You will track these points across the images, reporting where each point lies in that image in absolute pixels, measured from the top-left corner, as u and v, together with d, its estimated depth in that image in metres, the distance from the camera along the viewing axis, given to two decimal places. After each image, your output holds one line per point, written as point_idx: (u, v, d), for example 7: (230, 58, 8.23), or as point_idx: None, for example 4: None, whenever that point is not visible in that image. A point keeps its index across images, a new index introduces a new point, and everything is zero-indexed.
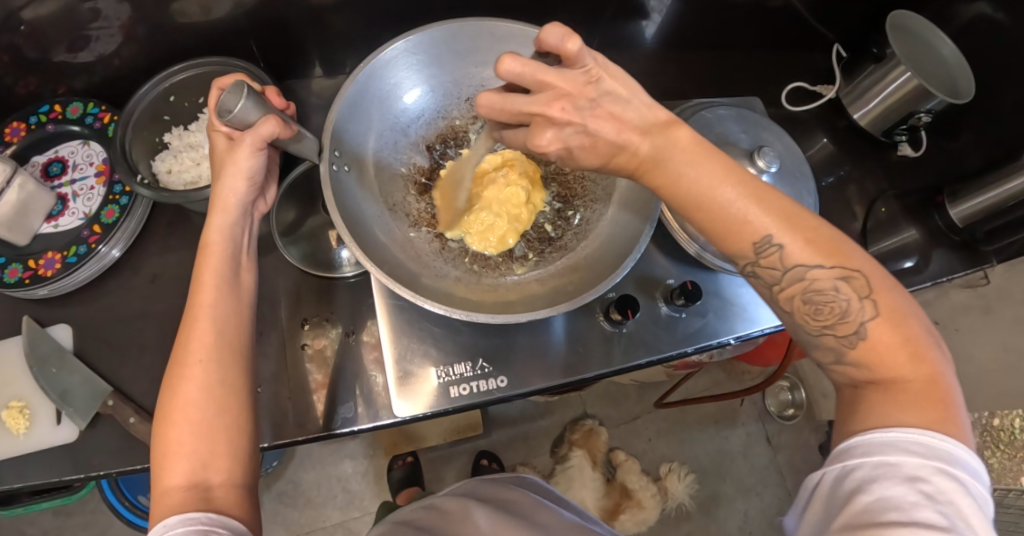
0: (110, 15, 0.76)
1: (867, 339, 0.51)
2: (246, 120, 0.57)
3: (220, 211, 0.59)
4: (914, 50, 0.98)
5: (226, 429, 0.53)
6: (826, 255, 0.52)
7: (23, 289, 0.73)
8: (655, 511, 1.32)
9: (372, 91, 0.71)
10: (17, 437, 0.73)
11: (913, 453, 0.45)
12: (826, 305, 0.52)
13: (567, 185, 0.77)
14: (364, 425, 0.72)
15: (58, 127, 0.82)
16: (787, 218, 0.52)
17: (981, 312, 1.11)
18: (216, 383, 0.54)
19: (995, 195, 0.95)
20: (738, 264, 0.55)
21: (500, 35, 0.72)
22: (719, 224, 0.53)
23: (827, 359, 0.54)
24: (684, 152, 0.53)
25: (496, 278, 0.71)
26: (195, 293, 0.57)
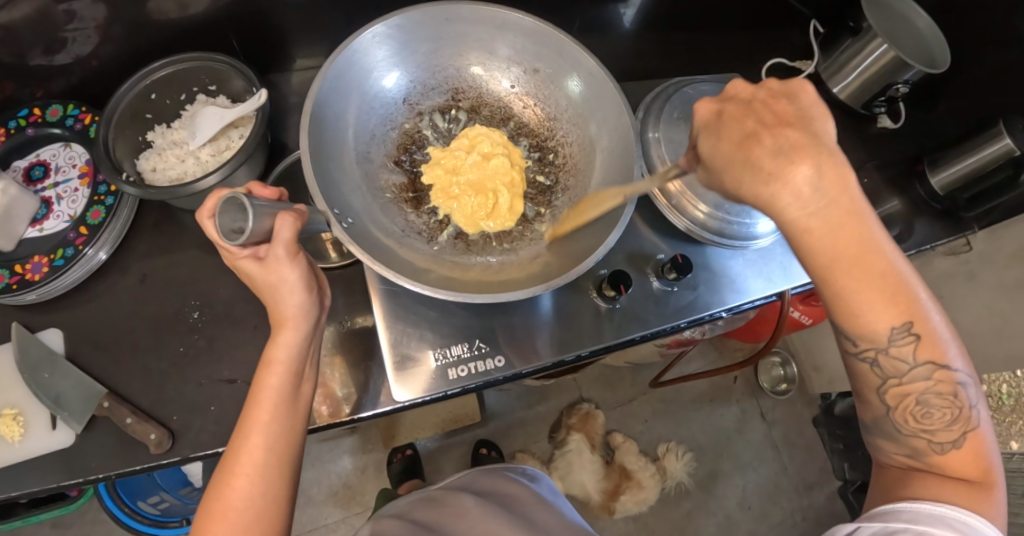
0: (84, 16, 0.75)
1: (961, 449, 0.53)
2: (262, 231, 0.55)
3: (288, 329, 0.60)
4: (889, 22, 1.00)
5: (264, 533, 0.56)
6: (939, 358, 0.53)
7: (10, 294, 0.72)
8: (654, 491, 1.34)
9: (324, 133, 0.68)
10: (12, 444, 0.72)
11: (957, 529, 0.49)
12: (938, 411, 0.54)
13: (534, 132, 0.79)
14: (363, 413, 0.72)
15: (37, 131, 0.81)
16: (911, 311, 0.53)
17: (965, 279, 1.14)
18: (262, 493, 0.57)
19: (973, 161, 0.96)
20: (857, 345, 0.55)
21: (411, 26, 0.72)
22: (853, 306, 0.53)
23: (897, 450, 0.57)
24: (835, 199, 0.51)
25: (531, 245, 0.72)
26: (252, 406, 0.59)
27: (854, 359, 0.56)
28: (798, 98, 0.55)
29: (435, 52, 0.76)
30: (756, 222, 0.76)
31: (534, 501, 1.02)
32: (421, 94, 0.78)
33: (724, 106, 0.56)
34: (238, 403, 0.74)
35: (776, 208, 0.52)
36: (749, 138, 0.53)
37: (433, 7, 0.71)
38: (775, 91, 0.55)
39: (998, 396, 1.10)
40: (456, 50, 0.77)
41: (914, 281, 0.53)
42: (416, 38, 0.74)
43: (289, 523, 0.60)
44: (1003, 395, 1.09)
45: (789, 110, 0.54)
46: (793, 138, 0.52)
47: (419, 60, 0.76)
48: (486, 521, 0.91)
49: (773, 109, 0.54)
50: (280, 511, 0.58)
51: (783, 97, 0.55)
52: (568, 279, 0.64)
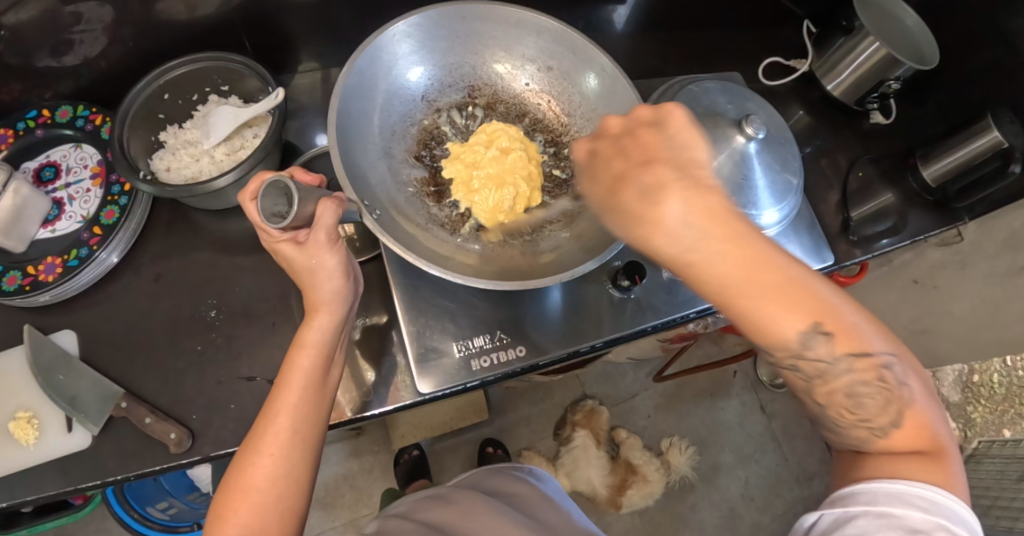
0: (92, 18, 0.76)
1: (903, 427, 0.49)
2: (305, 215, 0.57)
3: (323, 313, 0.62)
4: (880, 20, 1.03)
5: (278, 516, 0.56)
6: (861, 346, 0.49)
7: (24, 296, 0.72)
8: (660, 484, 1.35)
9: (349, 129, 0.70)
10: (27, 448, 0.71)
11: (916, 507, 0.46)
12: (870, 398, 0.49)
13: (550, 129, 0.81)
14: (384, 409, 0.73)
15: (48, 132, 0.80)
16: (815, 312, 0.48)
17: (958, 268, 1.17)
18: (284, 472, 0.57)
19: (963, 154, 1.00)
20: (774, 356, 0.50)
21: (427, 24, 0.74)
22: (755, 320, 0.48)
23: (847, 445, 0.52)
24: (707, 226, 0.48)
25: (551, 236, 0.73)
26: (281, 388, 0.60)
27: (779, 369, 0.52)
28: (667, 126, 0.52)
29: (451, 50, 0.78)
30: None
31: (543, 501, 1.03)
32: (437, 92, 0.79)
33: (598, 142, 0.55)
34: (258, 401, 0.74)
35: (654, 242, 0.48)
36: (618, 181, 0.51)
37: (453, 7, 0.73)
38: (646, 120, 0.53)
39: (988, 384, 1.23)
40: (471, 49, 0.79)
41: (812, 278, 0.49)
42: (433, 37, 0.76)
43: (306, 510, 0.60)
44: (992, 384, 1.23)
45: (652, 145, 0.51)
46: (658, 174, 0.49)
47: (435, 59, 0.78)
48: (494, 520, 0.91)
49: (640, 143, 0.52)
50: (299, 494, 0.58)
51: (654, 125, 0.53)
52: (586, 270, 0.66)
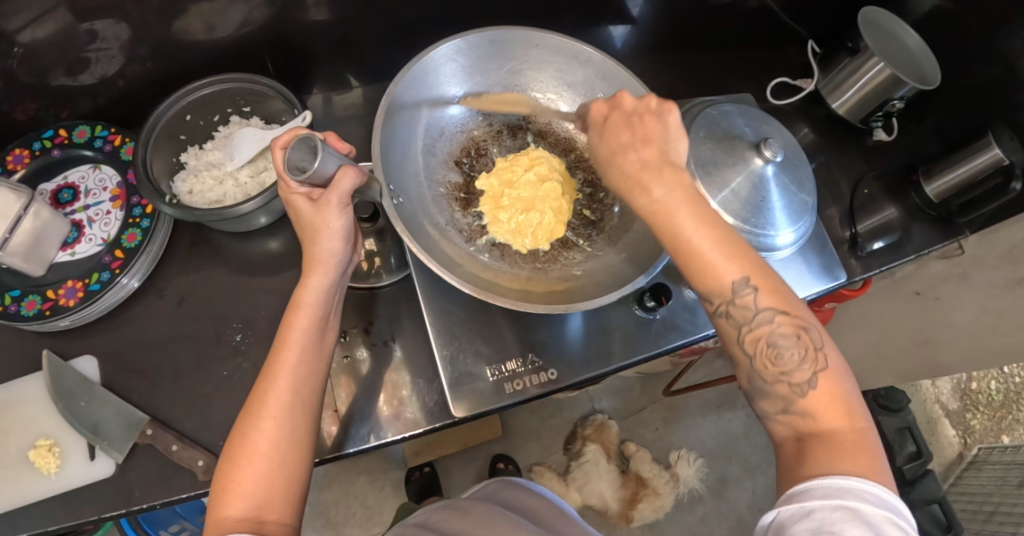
0: (108, 36, 0.75)
1: (818, 388, 0.54)
2: (325, 174, 0.56)
3: (317, 273, 0.59)
4: (884, 41, 1.06)
5: (285, 479, 0.55)
6: (784, 305, 0.56)
7: (44, 321, 0.70)
8: (670, 497, 1.36)
9: (398, 121, 0.72)
10: (48, 477, 0.70)
11: (867, 500, 0.48)
12: (788, 352, 0.55)
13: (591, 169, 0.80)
14: (414, 431, 0.75)
15: (66, 152, 0.79)
16: (749, 268, 0.56)
17: (959, 280, 1.18)
18: (285, 434, 0.56)
19: (965, 169, 1.02)
20: (711, 302, 0.58)
21: (502, 42, 0.76)
22: (698, 261, 0.57)
23: (773, 408, 0.56)
24: (676, 191, 0.56)
25: (562, 270, 0.74)
26: (279, 348, 0.58)
27: (716, 319, 0.58)
28: (668, 118, 0.58)
29: (517, 73, 0.80)
30: (774, 235, 0.83)
31: (558, 513, 1.03)
32: (494, 107, 0.81)
33: (610, 114, 0.61)
34: None
35: (631, 196, 0.58)
36: (619, 150, 0.59)
37: (532, 32, 0.75)
38: (651, 107, 0.59)
39: (985, 391, 1.55)
40: (535, 76, 0.81)
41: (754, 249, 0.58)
42: (503, 57, 0.78)
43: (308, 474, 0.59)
44: (989, 391, 1.54)
45: (644, 121, 0.59)
46: (651, 153, 0.58)
47: (499, 77, 0.80)
48: (507, 525, 0.91)
49: (642, 125, 0.59)
50: (303, 456, 0.57)
51: (657, 115, 0.59)
52: (613, 298, 0.65)
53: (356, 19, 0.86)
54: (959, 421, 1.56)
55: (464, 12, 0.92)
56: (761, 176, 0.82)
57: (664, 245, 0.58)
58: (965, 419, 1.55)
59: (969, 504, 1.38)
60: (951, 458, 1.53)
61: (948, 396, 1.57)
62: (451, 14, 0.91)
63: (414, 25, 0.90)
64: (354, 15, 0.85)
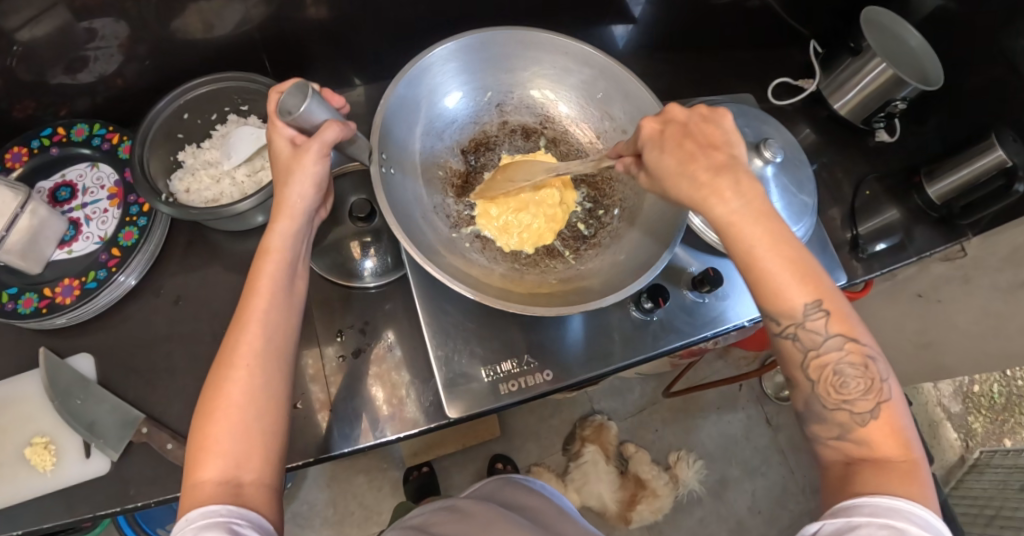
0: (107, 35, 0.75)
1: (879, 419, 0.53)
2: (309, 119, 0.58)
3: (285, 218, 0.60)
4: (886, 41, 1.05)
5: (262, 432, 0.56)
6: (851, 331, 0.55)
7: (41, 319, 0.70)
8: (669, 499, 1.34)
9: (412, 100, 0.74)
10: (44, 475, 0.70)
11: (915, 522, 0.48)
12: (854, 380, 0.54)
13: (597, 186, 0.78)
14: (408, 431, 0.75)
15: (63, 150, 0.79)
16: (818, 290, 0.55)
17: (960, 283, 1.17)
18: (257, 384, 0.56)
19: (967, 171, 1.01)
20: (778, 325, 0.56)
21: (532, 44, 0.76)
22: (769, 282, 0.55)
23: (828, 434, 0.56)
24: (750, 206, 0.55)
25: (539, 275, 0.73)
26: (248, 296, 0.58)
27: (777, 339, 0.57)
28: (722, 123, 0.58)
29: (538, 75, 0.80)
30: None
31: (557, 512, 1.03)
32: (511, 106, 0.82)
33: (666, 127, 0.59)
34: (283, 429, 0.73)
35: (707, 206, 0.55)
36: (689, 158, 0.56)
37: (561, 39, 0.75)
38: (705, 115, 0.58)
39: (988, 395, 1.53)
40: (555, 79, 0.80)
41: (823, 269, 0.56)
42: (524, 59, 0.78)
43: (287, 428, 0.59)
44: (992, 394, 1.53)
45: (708, 126, 0.58)
46: (720, 159, 0.56)
47: (519, 76, 0.80)
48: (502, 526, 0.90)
49: (703, 132, 0.58)
50: (279, 409, 0.57)
51: (713, 121, 0.58)
52: (592, 307, 0.63)
53: (355, 18, 0.86)
54: (961, 424, 1.55)
55: (464, 11, 0.92)
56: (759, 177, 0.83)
57: (731, 259, 0.56)
58: (967, 422, 1.55)
59: (970, 507, 1.37)
60: (952, 461, 1.53)
61: (949, 398, 1.56)
62: (450, 13, 0.91)
63: (413, 24, 0.90)
64: (353, 13, 0.84)
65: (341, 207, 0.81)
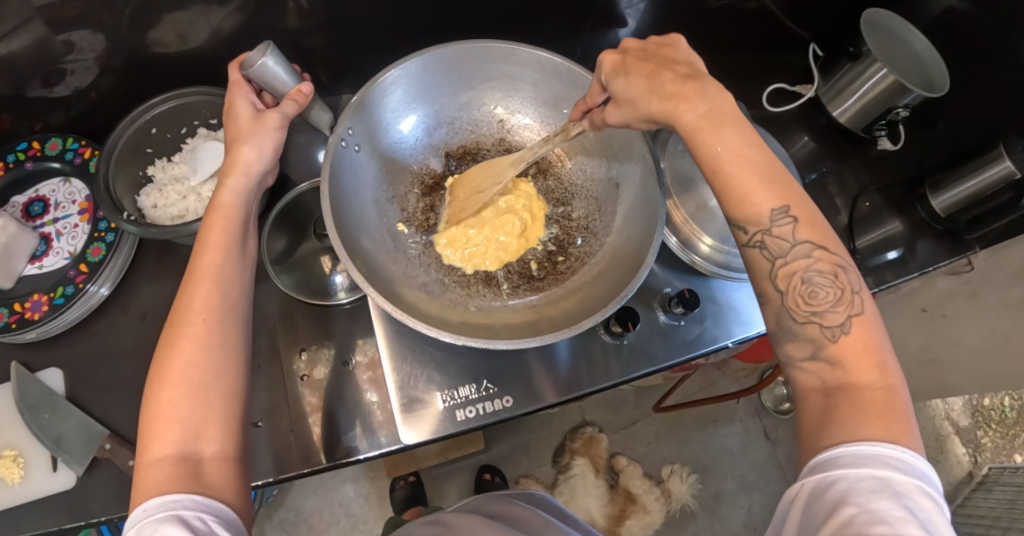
0: (83, 48, 0.75)
1: (849, 333, 0.50)
2: (263, 75, 0.63)
3: (238, 174, 0.62)
4: (888, 46, 1.00)
5: (222, 392, 0.54)
6: (822, 240, 0.53)
7: (10, 334, 0.71)
8: (660, 514, 1.31)
9: (406, 91, 0.73)
10: (13, 487, 0.71)
11: (897, 469, 0.44)
12: (823, 290, 0.52)
13: (569, 232, 0.75)
14: (368, 453, 0.73)
15: (37, 164, 0.79)
16: (786, 190, 0.54)
17: (967, 298, 1.12)
18: (214, 338, 0.55)
19: (975, 183, 0.95)
20: (745, 233, 0.55)
21: (548, 71, 0.74)
22: (736, 185, 0.54)
23: (799, 354, 0.52)
24: (720, 109, 0.56)
25: (462, 296, 0.71)
26: (201, 253, 0.58)
27: (746, 251, 0.55)
28: (679, 46, 0.61)
29: (555, 103, 0.77)
30: None
31: (542, 523, 0.97)
32: (515, 123, 0.80)
33: (626, 56, 0.60)
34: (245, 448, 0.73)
35: (675, 113, 0.56)
36: (655, 73, 0.58)
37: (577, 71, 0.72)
38: (661, 40, 0.61)
39: (999, 409, 1.48)
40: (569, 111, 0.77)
41: (792, 175, 0.55)
42: (541, 83, 0.76)
43: (246, 393, 0.57)
44: (1003, 408, 1.48)
45: (664, 48, 0.61)
46: (683, 72, 0.58)
47: (534, 97, 0.78)
48: None
49: (660, 55, 0.60)
50: (238, 370, 0.56)
51: (668, 46, 0.61)
52: (493, 346, 0.60)
53: (332, 30, 0.85)
54: (970, 438, 1.51)
55: (445, 20, 0.90)
56: None
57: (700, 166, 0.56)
58: (975, 437, 1.50)
59: (976, 526, 1.32)
60: (959, 477, 1.48)
61: (959, 412, 1.51)
62: (430, 20, 0.89)
63: (393, 31, 0.89)
64: (330, 22, 0.83)
65: (311, 224, 0.82)
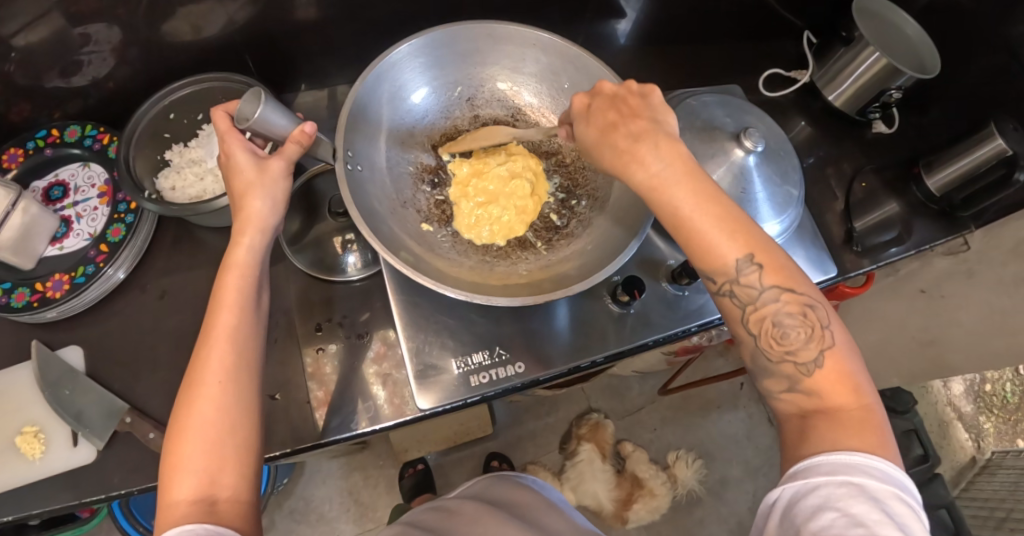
0: (100, 40, 0.77)
1: (824, 367, 0.52)
2: (265, 124, 0.60)
3: (252, 232, 0.60)
4: (880, 31, 1.02)
5: (236, 445, 0.55)
6: (789, 282, 0.54)
7: (32, 312, 0.73)
8: (666, 498, 1.33)
9: (378, 96, 0.74)
10: (33, 462, 0.72)
11: (874, 476, 0.47)
12: (794, 330, 0.53)
13: (570, 175, 0.79)
14: (386, 423, 0.76)
15: (57, 151, 0.82)
16: (744, 237, 0.55)
17: (965, 277, 1.13)
18: (229, 397, 0.55)
19: (967, 162, 0.98)
20: (715, 284, 0.56)
21: (497, 37, 0.77)
22: (701, 241, 0.55)
23: (777, 387, 0.55)
24: (674, 164, 0.56)
25: (510, 265, 0.73)
26: (216, 313, 0.57)
27: (718, 298, 0.57)
28: (651, 98, 0.60)
29: (509, 69, 0.81)
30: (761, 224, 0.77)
31: (544, 505, 1.00)
32: (483, 101, 0.83)
33: (594, 100, 0.62)
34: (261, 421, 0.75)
35: (628, 171, 0.57)
36: (611, 126, 0.59)
37: (530, 31, 0.76)
38: (636, 89, 0.61)
39: (1000, 394, 1.49)
40: (527, 70, 0.81)
41: (755, 223, 0.56)
42: (496, 54, 0.79)
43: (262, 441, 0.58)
44: (1004, 394, 1.49)
45: (629, 97, 0.60)
46: (640, 125, 0.58)
47: (492, 71, 0.81)
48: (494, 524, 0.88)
49: (626, 103, 0.60)
50: (252, 422, 0.57)
51: (639, 96, 0.61)
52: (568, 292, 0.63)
53: (339, 19, 0.87)
54: (973, 424, 1.52)
55: (448, 8, 0.92)
56: (742, 168, 0.81)
57: (661, 222, 0.57)
58: (978, 422, 1.51)
59: (980, 509, 1.33)
60: (963, 462, 1.49)
61: (961, 398, 1.52)
62: (434, 10, 0.92)
63: (399, 21, 0.92)
64: (341, 13, 0.86)
65: (323, 204, 0.84)
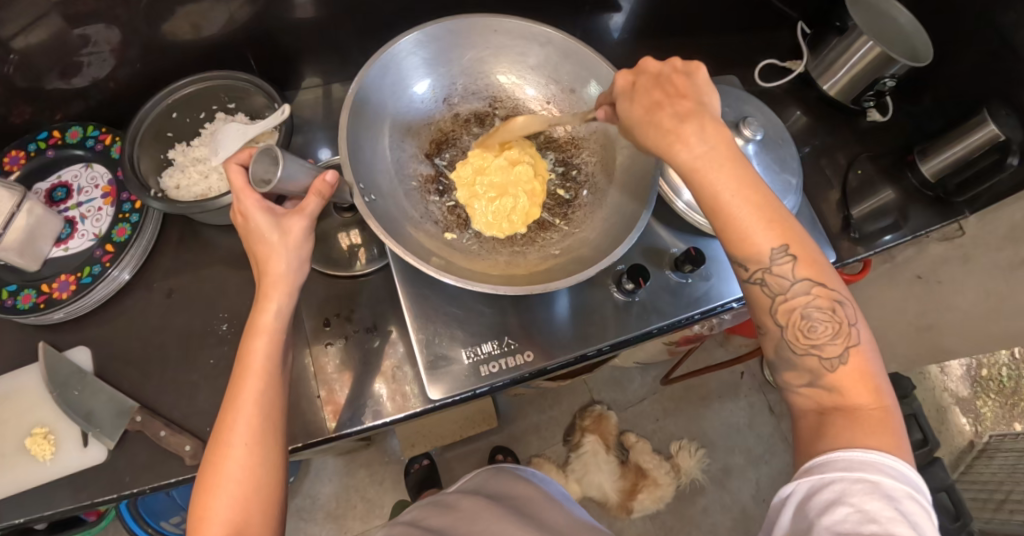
0: (99, 41, 0.77)
1: (847, 364, 0.53)
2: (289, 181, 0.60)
3: (279, 298, 0.59)
4: (873, 20, 1.03)
5: (261, 502, 0.55)
6: (820, 277, 0.55)
7: (39, 313, 0.73)
8: (671, 488, 1.35)
9: (364, 120, 0.73)
10: (44, 463, 0.73)
11: (889, 475, 0.47)
12: (821, 324, 0.54)
13: (562, 148, 0.81)
14: (394, 416, 0.76)
15: (60, 152, 0.82)
16: (781, 226, 0.55)
17: (960, 262, 1.15)
18: (258, 464, 0.55)
19: (961, 148, 0.99)
20: (746, 270, 0.57)
21: (458, 32, 0.77)
22: (738, 224, 0.55)
23: (797, 381, 0.56)
24: (717, 147, 0.56)
25: (540, 251, 0.75)
26: (241, 377, 0.57)
27: (748, 285, 0.57)
28: (697, 76, 0.60)
29: (473, 60, 0.81)
30: None
31: (546, 499, 1.00)
32: (458, 99, 0.82)
33: (639, 78, 0.61)
34: None
35: (672, 152, 0.57)
36: (656, 106, 0.59)
37: (489, 18, 0.76)
38: (681, 67, 0.60)
39: (997, 379, 1.52)
40: (488, 56, 0.81)
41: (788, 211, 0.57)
42: (459, 48, 0.79)
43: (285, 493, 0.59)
44: (1001, 378, 1.51)
45: (676, 77, 0.60)
46: (686, 107, 0.58)
47: (458, 66, 0.81)
48: (496, 520, 0.89)
49: (672, 84, 0.60)
50: (277, 482, 0.57)
51: (685, 74, 0.60)
52: (590, 274, 0.65)
53: (338, 17, 0.88)
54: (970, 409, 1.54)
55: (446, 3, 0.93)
56: None
57: (699, 205, 0.57)
58: (976, 406, 1.53)
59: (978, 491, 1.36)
60: (961, 446, 1.51)
61: (959, 383, 1.55)
62: (433, 5, 0.92)
63: (398, 18, 0.92)
64: (341, 10, 0.87)
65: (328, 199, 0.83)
